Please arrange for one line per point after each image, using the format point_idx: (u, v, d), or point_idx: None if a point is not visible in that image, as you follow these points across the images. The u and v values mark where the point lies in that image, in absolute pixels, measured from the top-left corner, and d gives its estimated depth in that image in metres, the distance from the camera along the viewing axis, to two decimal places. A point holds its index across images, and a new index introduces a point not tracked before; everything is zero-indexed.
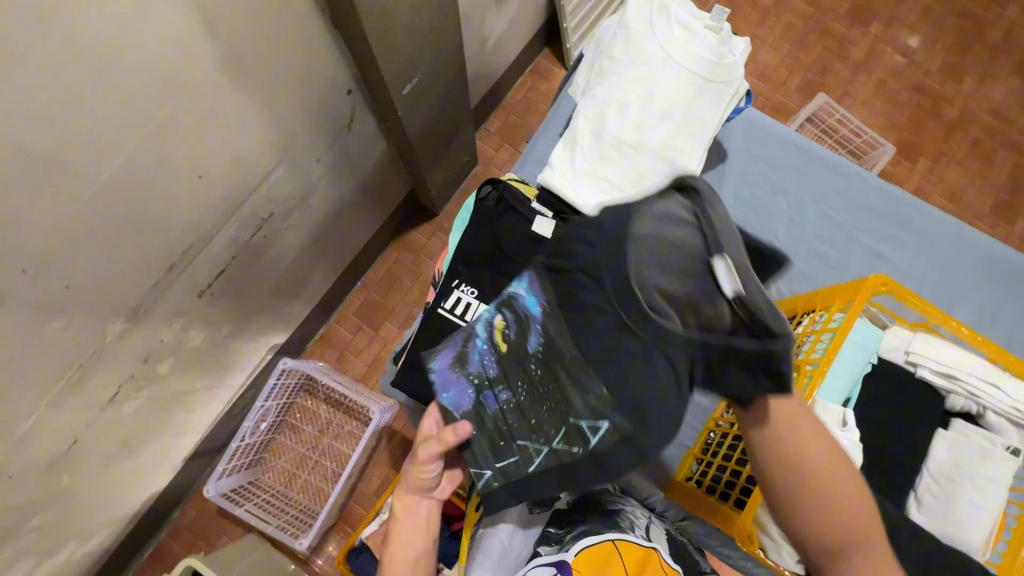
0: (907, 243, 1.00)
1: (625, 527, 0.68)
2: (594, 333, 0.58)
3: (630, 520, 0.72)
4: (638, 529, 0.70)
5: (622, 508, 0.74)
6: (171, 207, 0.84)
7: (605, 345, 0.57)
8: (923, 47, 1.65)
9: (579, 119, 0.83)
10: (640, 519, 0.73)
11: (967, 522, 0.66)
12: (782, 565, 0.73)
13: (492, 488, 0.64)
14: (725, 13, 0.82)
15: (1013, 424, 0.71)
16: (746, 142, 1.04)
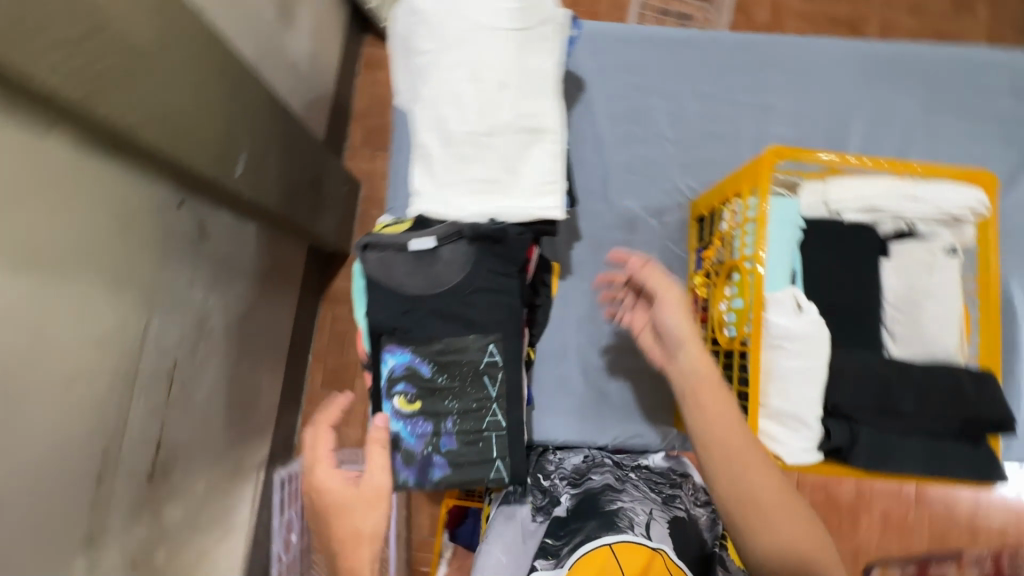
0: (785, 84, 0.98)
1: (624, 527, 0.62)
2: (456, 307, 0.72)
3: (629, 517, 0.65)
4: (638, 526, 0.63)
5: (621, 505, 0.67)
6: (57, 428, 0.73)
7: (471, 304, 0.73)
8: None
9: (420, 133, 0.75)
10: (642, 514, 0.66)
11: (940, 336, 0.68)
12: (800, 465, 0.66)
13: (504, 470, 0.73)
14: None
15: (943, 225, 0.72)
16: (595, 59, 0.97)
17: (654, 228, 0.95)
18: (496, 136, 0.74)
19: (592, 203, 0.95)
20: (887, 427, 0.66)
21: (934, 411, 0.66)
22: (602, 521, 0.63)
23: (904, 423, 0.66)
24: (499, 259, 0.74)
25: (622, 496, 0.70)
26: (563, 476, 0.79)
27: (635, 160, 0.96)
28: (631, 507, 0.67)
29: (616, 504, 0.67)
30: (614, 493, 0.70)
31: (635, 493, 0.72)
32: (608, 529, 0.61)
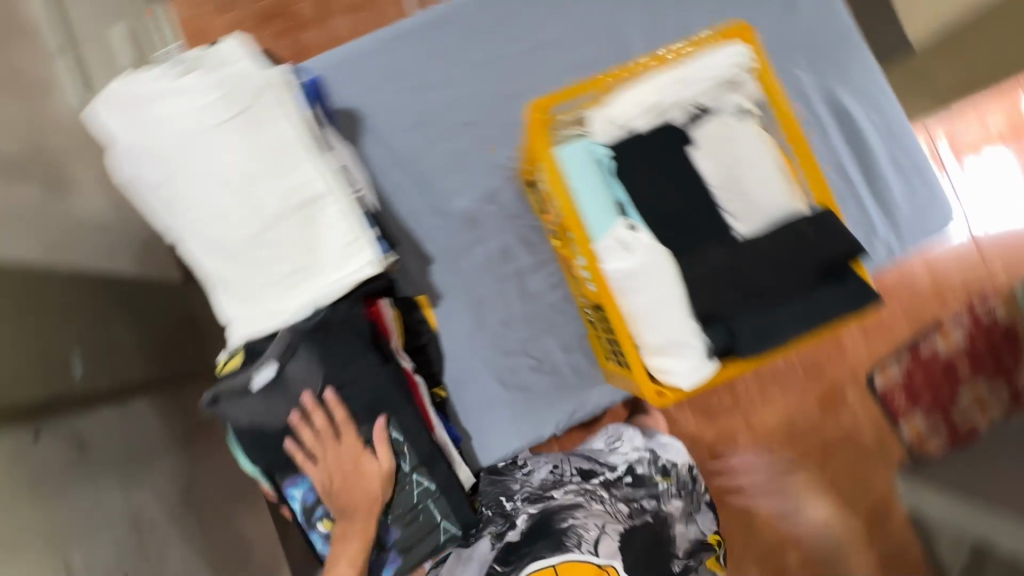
0: (546, 10, 0.92)
1: (570, 547, 0.65)
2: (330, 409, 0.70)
3: (577, 532, 0.67)
4: (585, 544, 0.65)
5: (570, 520, 0.68)
6: None
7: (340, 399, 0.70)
8: None
9: (202, 265, 0.70)
10: (592, 529, 0.67)
11: (768, 199, 0.69)
12: (703, 381, 0.65)
13: (452, 528, 0.73)
14: (176, 55, 0.68)
15: (726, 91, 0.70)
16: (355, 81, 0.91)
17: (496, 213, 0.92)
18: (274, 228, 0.69)
19: (427, 220, 0.91)
20: (760, 308, 0.64)
21: (792, 272, 0.65)
22: (545, 543, 0.66)
23: (773, 296, 0.65)
24: (344, 343, 0.71)
25: (576, 511, 0.71)
26: (525, 495, 0.79)
27: (446, 158, 0.92)
28: (583, 520, 0.69)
29: (567, 520, 0.68)
30: (571, 509, 0.71)
31: (597, 506, 0.72)
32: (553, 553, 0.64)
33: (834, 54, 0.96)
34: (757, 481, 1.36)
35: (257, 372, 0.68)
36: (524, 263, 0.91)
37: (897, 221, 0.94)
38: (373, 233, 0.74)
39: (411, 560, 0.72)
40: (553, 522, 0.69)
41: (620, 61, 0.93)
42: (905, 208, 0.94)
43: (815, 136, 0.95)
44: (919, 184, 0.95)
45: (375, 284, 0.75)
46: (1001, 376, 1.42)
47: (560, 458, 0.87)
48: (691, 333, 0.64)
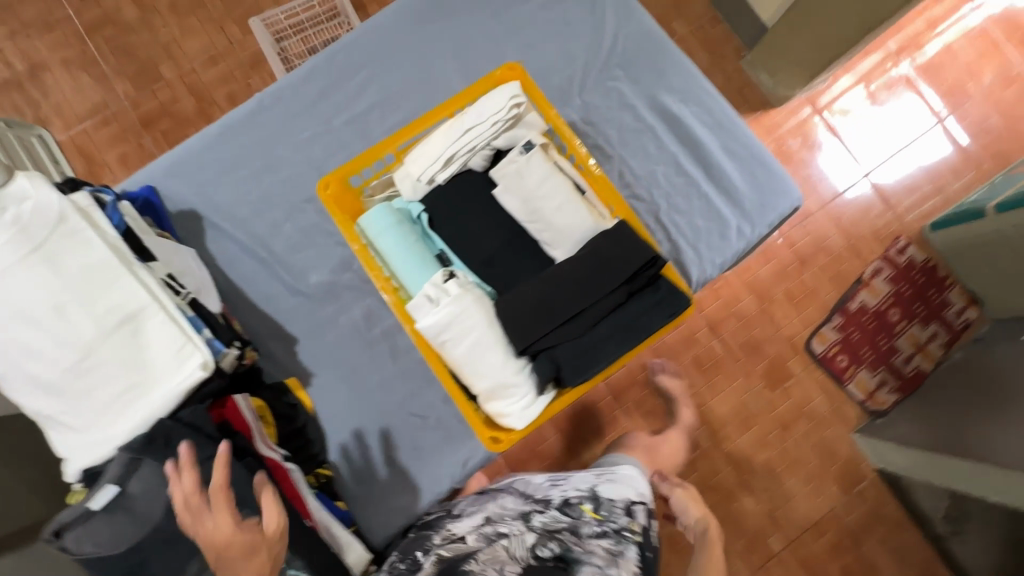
0: (365, 78, 0.96)
1: None
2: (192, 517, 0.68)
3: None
4: None
5: (473, 566, 0.67)
6: None
7: None
8: None
9: (29, 403, 0.69)
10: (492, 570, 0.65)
11: (573, 223, 0.69)
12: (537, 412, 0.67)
13: None
14: None
15: (511, 128, 0.72)
16: (191, 184, 0.92)
17: (354, 280, 0.92)
18: (96, 351, 0.69)
19: (285, 302, 0.91)
20: (578, 334, 0.66)
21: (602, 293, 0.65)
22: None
23: (587, 320, 0.65)
24: (190, 450, 0.68)
25: (481, 553, 0.70)
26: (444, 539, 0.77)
27: (294, 237, 0.93)
28: (483, 564, 0.67)
29: (467, 566, 0.67)
30: (474, 555, 0.70)
31: (500, 548, 0.71)
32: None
33: (647, 61, 0.99)
34: (720, 478, 1.31)
35: (97, 501, 0.66)
36: (390, 323, 0.92)
37: (744, 205, 0.96)
38: (204, 334, 0.74)
39: None
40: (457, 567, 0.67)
41: None
42: (748, 191, 0.96)
43: (647, 141, 0.98)
44: (757, 165, 0.97)
45: (216, 383, 0.74)
46: (935, 320, 1.37)
47: (493, 499, 0.84)
48: (512, 373, 0.66)
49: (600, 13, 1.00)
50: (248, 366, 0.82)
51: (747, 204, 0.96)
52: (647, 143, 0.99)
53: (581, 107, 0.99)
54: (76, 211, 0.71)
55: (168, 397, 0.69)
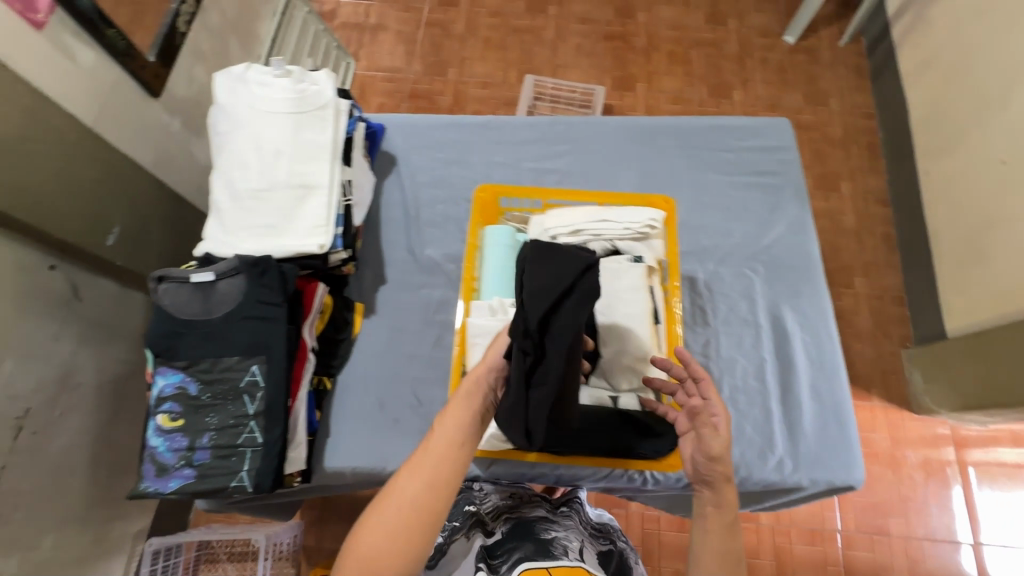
0: (567, 152, 1.17)
1: (559, 554, 0.84)
2: (233, 331, 0.84)
3: (565, 546, 0.87)
4: (571, 552, 0.86)
5: (556, 537, 0.90)
6: None
7: (239, 328, 0.84)
8: (573, 54, 2.26)
9: (214, 191, 0.93)
10: (573, 543, 0.89)
11: (629, 335, 0.77)
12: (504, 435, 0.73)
13: (247, 482, 0.79)
14: (285, 59, 0.95)
15: (637, 241, 0.83)
16: (405, 141, 1.18)
17: (452, 271, 1.08)
18: (273, 192, 0.91)
19: (397, 253, 1.09)
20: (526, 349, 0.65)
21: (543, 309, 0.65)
22: (541, 548, 0.84)
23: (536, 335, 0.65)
24: (265, 287, 0.85)
25: (556, 528, 0.94)
26: (491, 511, 1.04)
27: (438, 216, 1.12)
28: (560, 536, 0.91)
29: (550, 534, 0.90)
30: (548, 524, 0.94)
31: (566, 526, 0.97)
32: (545, 555, 0.82)
33: (789, 273, 1.06)
34: None
35: (198, 275, 0.85)
36: (452, 319, 1.04)
37: (799, 446, 0.94)
38: (337, 229, 0.93)
39: (203, 491, 0.78)
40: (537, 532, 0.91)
41: None
42: (810, 436, 0.95)
43: (747, 335, 1.02)
44: (833, 422, 0.95)
45: (315, 263, 0.92)
46: None
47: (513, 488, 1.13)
48: None
49: (773, 217, 1.10)
50: (342, 273, 1.01)
51: (802, 448, 0.94)
52: (745, 336, 1.03)
53: (710, 272, 1.07)
54: (335, 108, 0.97)
55: (285, 249, 0.89)
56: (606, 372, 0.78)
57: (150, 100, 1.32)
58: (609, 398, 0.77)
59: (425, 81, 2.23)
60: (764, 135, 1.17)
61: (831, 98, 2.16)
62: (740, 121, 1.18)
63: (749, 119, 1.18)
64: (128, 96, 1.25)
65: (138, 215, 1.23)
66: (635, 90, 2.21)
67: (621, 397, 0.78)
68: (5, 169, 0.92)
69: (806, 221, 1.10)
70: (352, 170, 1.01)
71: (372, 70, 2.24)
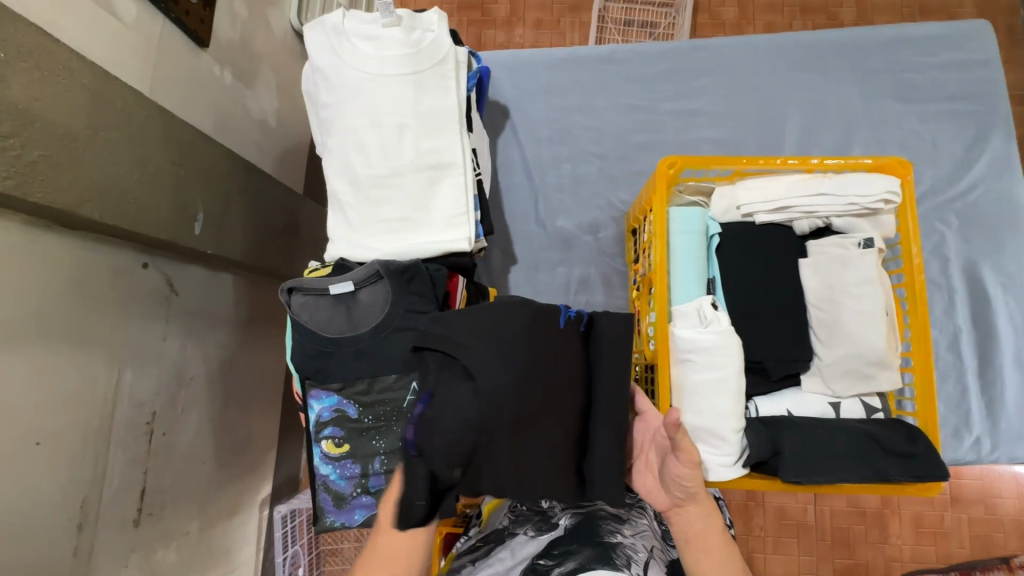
0: (712, 86, 0.97)
1: (620, 566, 0.75)
2: (387, 347, 0.75)
3: (627, 556, 0.77)
4: (633, 566, 0.76)
5: (620, 543, 0.80)
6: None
7: (392, 344, 0.75)
8: None
9: (331, 181, 0.79)
10: (639, 555, 0.79)
11: (862, 336, 0.66)
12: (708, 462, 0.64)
13: None
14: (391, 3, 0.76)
15: (862, 218, 0.69)
16: (515, 85, 0.99)
17: (589, 244, 0.95)
18: (400, 176, 0.77)
19: (526, 226, 0.96)
20: (436, 446, 0.63)
21: (500, 399, 0.64)
22: (600, 555, 0.75)
23: (448, 430, 0.63)
24: (415, 296, 0.75)
25: (627, 528, 0.85)
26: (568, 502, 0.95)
27: (566, 178, 0.96)
28: (628, 543, 0.81)
29: (615, 540, 0.80)
30: (617, 526, 0.84)
31: (639, 525, 0.87)
32: (603, 565, 0.74)
33: (989, 222, 0.90)
34: None
35: (337, 284, 0.75)
36: (596, 300, 0.94)
37: (1000, 424, 0.85)
38: (476, 215, 0.80)
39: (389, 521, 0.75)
40: (603, 534, 0.81)
41: (764, 155, 0.94)
42: (1012, 411, 0.85)
43: (937, 300, 0.90)
44: None
45: (461, 260, 0.79)
46: None
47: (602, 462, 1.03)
48: (728, 426, 0.63)
49: (971, 154, 0.92)
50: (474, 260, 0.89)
51: (1004, 426, 0.85)
52: (934, 301, 0.90)
53: None
54: (453, 62, 0.79)
55: (428, 246, 0.76)
56: (824, 377, 0.69)
57: (199, 51, 1.13)
58: (829, 405, 0.69)
59: None
60: (960, 45, 0.94)
61: None
62: (927, 29, 0.95)
63: (939, 25, 0.95)
64: (177, 50, 1.06)
65: (216, 195, 1.09)
66: None
67: (843, 402, 0.69)
68: (90, 171, 0.79)
69: (1013, 156, 0.91)
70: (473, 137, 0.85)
71: None
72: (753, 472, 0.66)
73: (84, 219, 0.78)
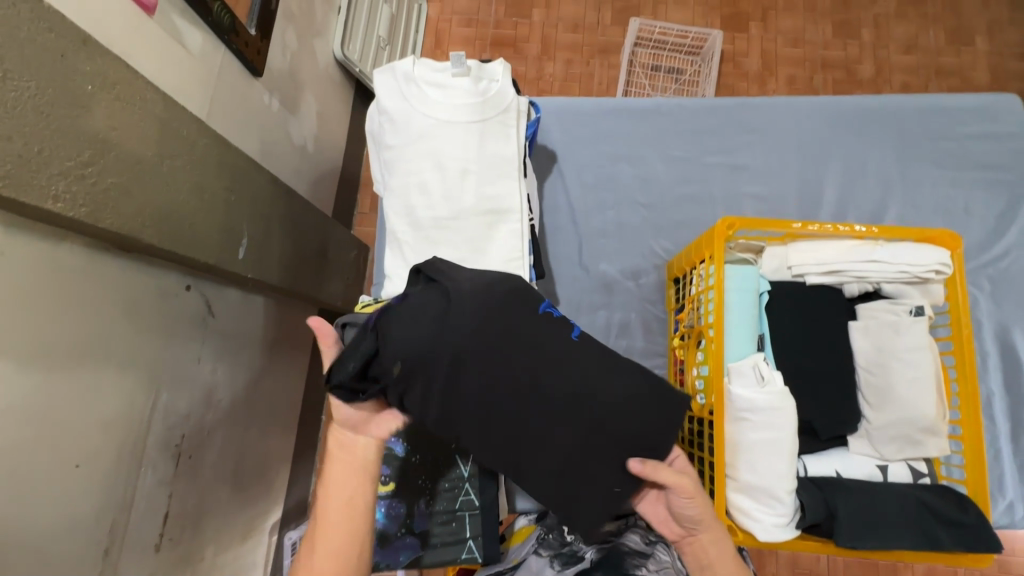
0: (755, 143, 1.00)
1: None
2: None
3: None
4: None
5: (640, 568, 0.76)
6: (36, 507, 0.74)
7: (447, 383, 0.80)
8: None
9: (391, 219, 0.81)
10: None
11: (913, 402, 0.67)
12: (757, 522, 0.64)
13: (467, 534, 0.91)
14: (463, 55, 0.80)
15: (911, 285, 0.71)
16: (563, 131, 1.02)
17: (631, 290, 0.97)
18: (459, 220, 0.79)
19: (570, 269, 0.98)
20: (390, 338, 0.68)
21: (457, 338, 0.66)
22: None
23: (400, 336, 0.67)
24: None
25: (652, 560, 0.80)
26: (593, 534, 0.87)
27: (610, 224, 0.99)
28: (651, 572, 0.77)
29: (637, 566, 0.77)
30: (643, 557, 0.80)
31: (665, 558, 0.81)
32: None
33: (1021, 289, 0.93)
34: None
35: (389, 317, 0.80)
36: (635, 345, 0.95)
37: None
38: (530, 259, 0.82)
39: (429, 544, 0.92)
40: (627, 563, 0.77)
41: (803, 211, 0.98)
42: None
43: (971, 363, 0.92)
44: None
45: None
46: None
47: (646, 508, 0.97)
48: (781, 486, 0.64)
49: (1004, 222, 0.95)
50: None
51: None
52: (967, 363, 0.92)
53: None
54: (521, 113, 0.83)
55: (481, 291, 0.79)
56: (872, 440, 0.70)
57: (252, 80, 1.16)
58: (877, 467, 0.70)
59: (509, 24, 1.97)
60: (993, 117, 0.99)
61: (978, 36, 1.90)
62: (961, 100, 0.99)
63: (972, 98, 1.00)
64: (234, 79, 1.09)
65: (260, 219, 1.11)
66: (748, 32, 1.94)
67: (890, 465, 0.70)
68: (154, 197, 0.81)
69: None
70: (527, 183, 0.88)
71: (447, 14, 1.99)
72: (803, 533, 0.66)
73: (145, 244, 0.79)
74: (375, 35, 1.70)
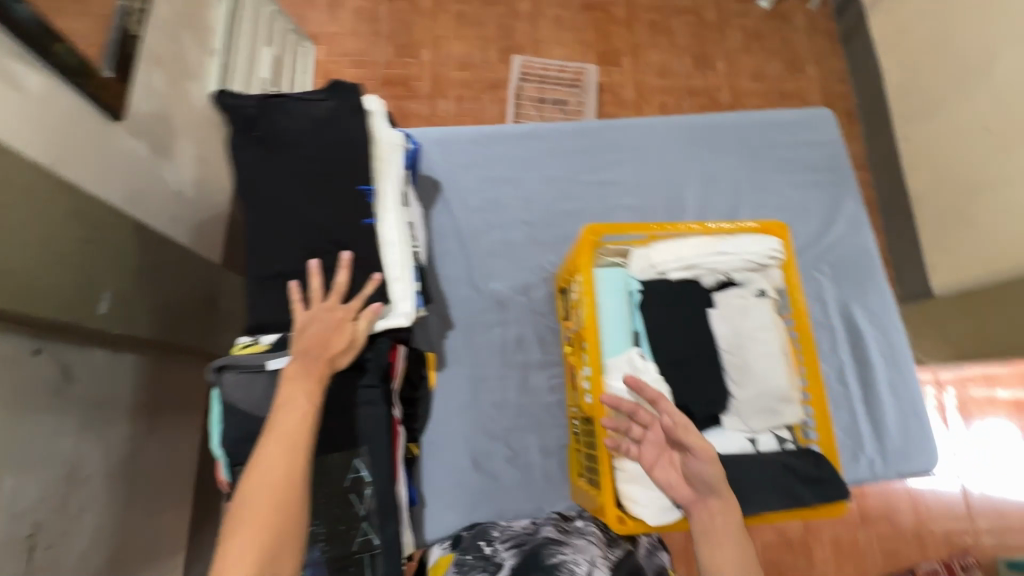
0: (623, 159, 1.09)
1: None
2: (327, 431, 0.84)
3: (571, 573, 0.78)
4: None
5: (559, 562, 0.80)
6: None
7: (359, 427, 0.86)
8: (552, 27, 2.15)
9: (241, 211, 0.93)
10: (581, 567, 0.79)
11: (768, 370, 0.79)
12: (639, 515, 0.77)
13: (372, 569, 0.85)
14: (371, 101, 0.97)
15: (753, 272, 0.84)
16: (443, 160, 1.06)
17: (522, 304, 1.02)
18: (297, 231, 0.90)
19: (460, 290, 1.01)
20: (279, 119, 0.92)
21: (315, 139, 0.91)
22: None
23: (286, 121, 0.92)
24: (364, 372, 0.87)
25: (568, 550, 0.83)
26: (508, 538, 0.89)
27: (497, 244, 1.04)
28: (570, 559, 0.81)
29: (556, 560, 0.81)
30: (556, 547, 0.83)
31: (579, 544, 0.85)
32: None
33: (856, 271, 1.07)
34: None
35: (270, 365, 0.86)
36: (532, 357, 1.00)
37: (886, 443, 0.99)
38: (415, 285, 0.93)
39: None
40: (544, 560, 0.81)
41: (671, 219, 1.07)
42: (894, 430, 1.00)
43: (825, 338, 1.04)
44: (911, 416, 1.00)
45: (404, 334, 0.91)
46: None
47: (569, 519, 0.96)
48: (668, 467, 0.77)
49: (835, 214, 1.10)
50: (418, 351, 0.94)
51: (890, 444, 0.99)
52: (822, 339, 1.04)
53: None
54: (381, 101, 0.98)
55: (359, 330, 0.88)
56: (741, 415, 0.79)
57: (112, 126, 1.10)
58: (747, 441, 0.79)
59: (399, 64, 2.03)
60: (814, 128, 1.15)
61: (808, 64, 2.22)
62: (786, 115, 1.15)
63: (795, 112, 1.16)
64: (87, 126, 1.02)
65: (126, 272, 1.03)
66: (621, 65, 2.14)
67: (759, 437, 0.80)
68: None
69: (863, 216, 1.10)
70: (383, 214, 0.93)
71: (336, 56, 2.01)
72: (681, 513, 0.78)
73: None
74: (258, 78, 1.67)
